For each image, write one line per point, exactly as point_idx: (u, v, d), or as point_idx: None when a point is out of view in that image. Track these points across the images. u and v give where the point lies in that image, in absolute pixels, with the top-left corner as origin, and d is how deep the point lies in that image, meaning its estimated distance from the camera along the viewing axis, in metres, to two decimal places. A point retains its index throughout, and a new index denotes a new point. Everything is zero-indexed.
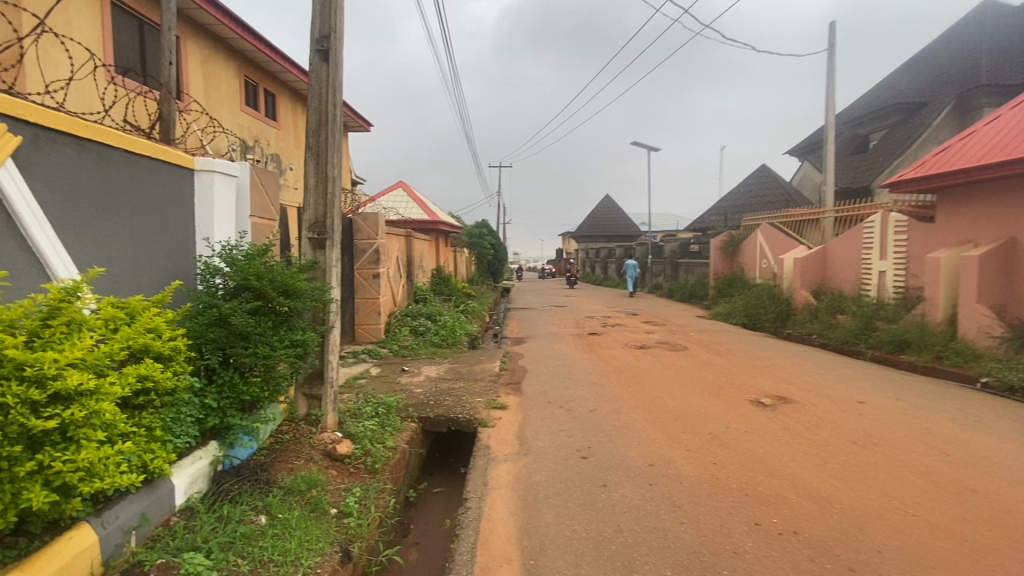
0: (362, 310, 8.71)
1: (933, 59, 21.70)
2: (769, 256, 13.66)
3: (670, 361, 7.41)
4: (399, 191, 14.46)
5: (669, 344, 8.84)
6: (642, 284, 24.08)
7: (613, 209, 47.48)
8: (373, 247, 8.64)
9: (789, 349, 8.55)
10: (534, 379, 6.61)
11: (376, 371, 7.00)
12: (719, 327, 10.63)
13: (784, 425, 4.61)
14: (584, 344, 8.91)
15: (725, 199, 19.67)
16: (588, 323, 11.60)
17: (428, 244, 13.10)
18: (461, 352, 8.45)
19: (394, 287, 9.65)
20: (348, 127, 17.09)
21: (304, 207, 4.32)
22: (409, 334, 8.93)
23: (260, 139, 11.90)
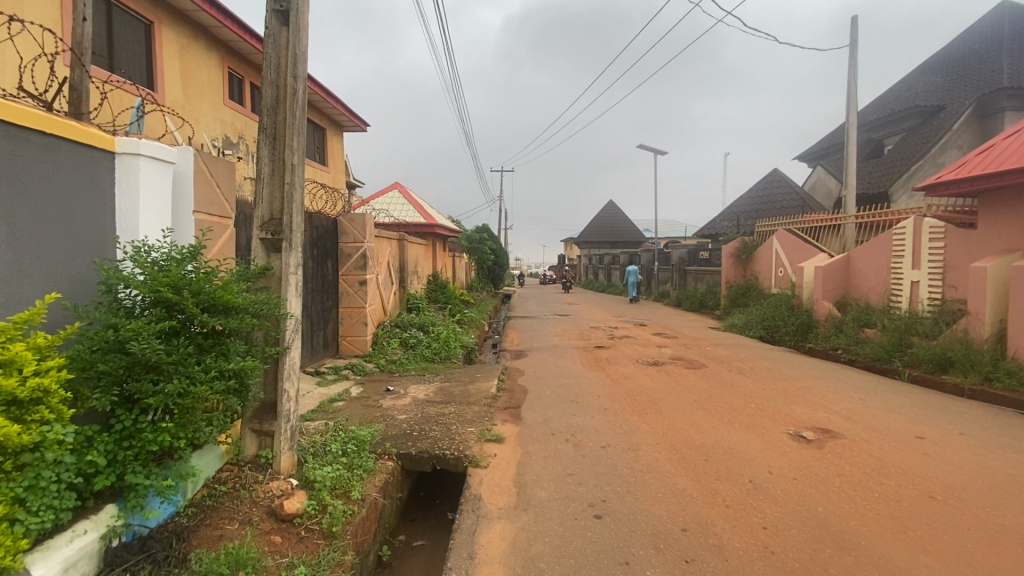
0: (347, 320, 7.91)
1: (949, 63, 20.99)
2: (786, 263, 12.85)
3: (688, 383, 6.59)
4: (394, 193, 13.70)
5: (684, 361, 8.02)
6: (648, 292, 23.24)
7: (616, 215, 46.78)
8: (359, 251, 7.85)
9: (818, 368, 7.71)
10: (536, 402, 5.80)
11: (358, 391, 6.20)
12: (737, 341, 9.80)
13: (839, 471, 3.80)
14: (591, 360, 8.09)
15: (735, 204, 18.88)
16: (594, 335, 10.78)
17: (423, 249, 12.32)
18: (456, 367, 7.64)
19: (383, 294, 8.85)
20: (343, 126, 16.39)
21: (257, 202, 3.55)
22: (398, 347, 8.13)
23: (246, 136, 11.15)
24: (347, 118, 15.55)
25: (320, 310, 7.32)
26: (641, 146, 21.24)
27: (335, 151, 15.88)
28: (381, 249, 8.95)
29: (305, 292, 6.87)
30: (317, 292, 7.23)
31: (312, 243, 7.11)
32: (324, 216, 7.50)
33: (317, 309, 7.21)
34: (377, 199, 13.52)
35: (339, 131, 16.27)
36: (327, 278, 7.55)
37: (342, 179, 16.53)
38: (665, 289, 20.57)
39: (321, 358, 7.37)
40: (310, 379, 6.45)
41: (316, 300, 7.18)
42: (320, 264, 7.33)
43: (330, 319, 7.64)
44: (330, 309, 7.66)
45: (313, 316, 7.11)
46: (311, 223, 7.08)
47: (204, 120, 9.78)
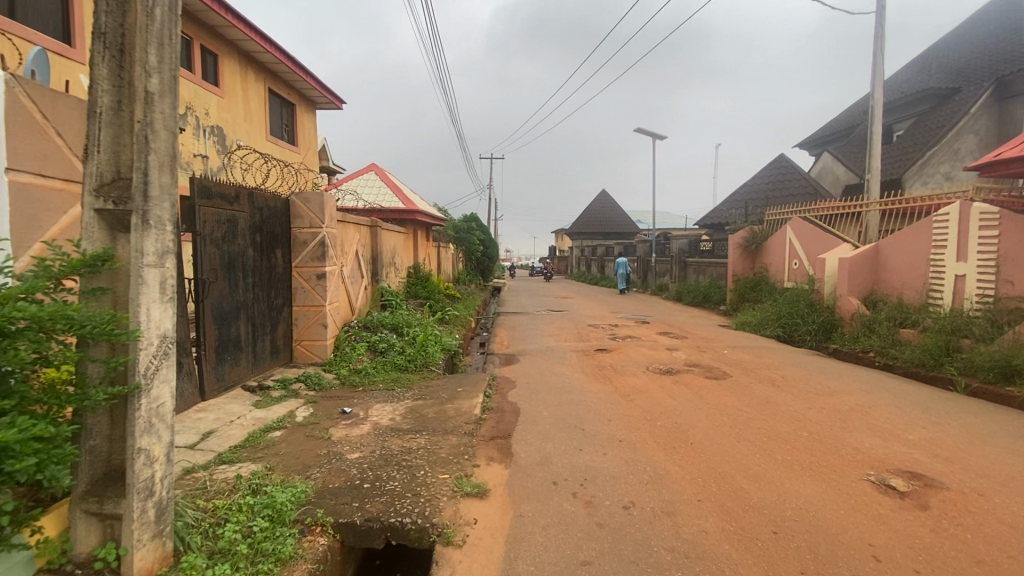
0: (304, 321, 6.61)
1: (964, 44, 19.93)
2: (801, 255, 11.70)
3: (718, 399, 5.37)
4: (370, 175, 12.34)
5: (704, 368, 6.82)
6: (644, 285, 22.09)
7: (609, 206, 45.59)
8: (317, 239, 6.55)
9: (861, 376, 6.58)
10: (530, 429, 4.58)
11: (306, 414, 4.91)
12: (756, 343, 8.63)
13: (974, 557, 2.63)
14: (594, 367, 6.85)
15: (739, 192, 17.73)
16: (593, 334, 9.57)
17: (402, 238, 11.02)
18: (434, 378, 6.36)
19: (349, 289, 7.54)
20: (317, 104, 14.94)
21: (90, 153, 2.22)
22: (366, 353, 6.83)
23: (195, 107, 9.72)
24: (320, 93, 14.09)
25: (267, 309, 6.02)
26: (639, 129, 20.01)
27: (306, 130, 14.42)
28: (347, 237, 7.65)
29: (245, 287, 5.55)
30: (263, 288, 5.92)
31: (255, 226, 5.78)
32: (272, 195, 6.16)
33: (261, 309, 5.91)
34: (351, 181, 12.13)
35: (312, 109, 14.81)
36: (276, 271, 6.24)
37: (315, 161, 15.10)
38: (664, 283, 19.41)
39: (269, 369, 6.07)
40: (247, 399, 5.14)
41: (260, 297, 5.89)
42: (265, 253, 6.01)
43: (281, 320, 6.33)
44: (281, 308, 6.34)
45: (257, 317, 5.81)
46: (254, 202, 5.76)
47: None
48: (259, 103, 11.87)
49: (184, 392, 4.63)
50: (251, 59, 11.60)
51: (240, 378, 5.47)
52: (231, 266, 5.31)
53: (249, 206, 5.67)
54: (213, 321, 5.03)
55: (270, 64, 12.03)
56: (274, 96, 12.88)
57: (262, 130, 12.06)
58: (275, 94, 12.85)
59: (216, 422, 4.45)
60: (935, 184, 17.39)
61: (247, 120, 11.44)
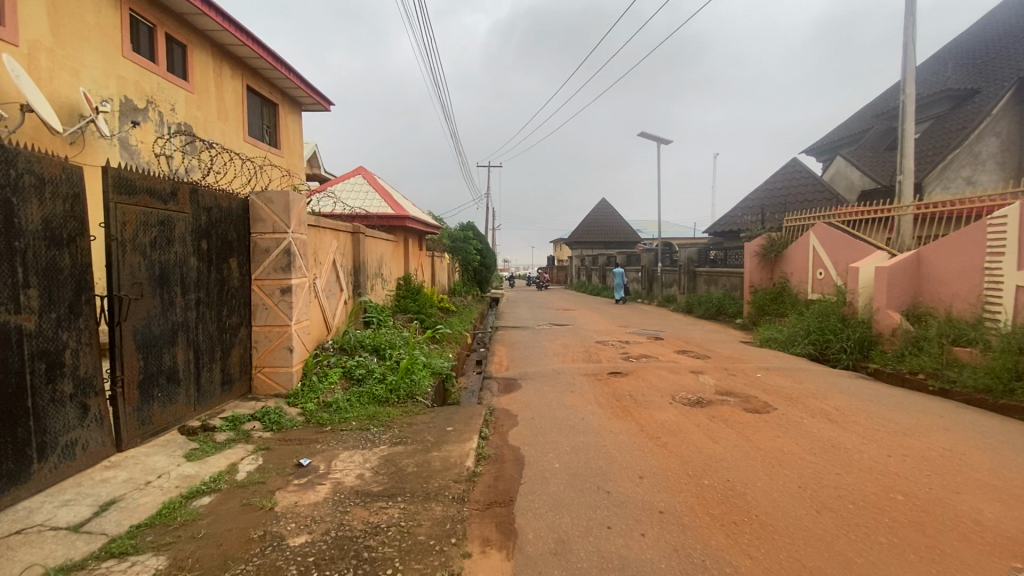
0: (265, 344, 5.56)
1: (979, 45, 19.19)
2: (826, 263, 10.70)
3: (768, 443, 4.32)
4: (357, 179, 11.37)
5: (739, 398, 5.77)
6: (650, 296, 21.07)
7: (609, 215, 44.69)
8: (281, 247, 5.52)
9: (927, 406, 5.53)
10: (538, 490, 3.53)
11: (251, 469, 3.84)
12: (789, 363, 7.59)
13: None
14: (609, 397, 5.80)
15: (751, 197, 16.81)
16: (603, 353, 8.53)
17: (390, 246, 10.02)
18: (420, 413, 5.29)
19: (323, 305, 6.52)
20: (303, 104, 14.02)
21: None
22: (340, 381, 5.78)
23: (159, 102, 8.75)
24: (304, 92, 13.13)
25: (216, 331, 4.97)
26: (644, 133, 19.09)
27: (290, 132, 13.42)
28: (321, 244, 6.64)
29: (184, 306, 4.51)
30: (210, 305, 4.88)
31: (200, 230, 4.75)
32: (224, 193, 5.14)
33: (208, 331, 4.85)
34: (336, 185, 11.15)
35: (297, 110, 13.85)
36: (228, 285, 5.20)
37: (299, 165, 14.16)
38: (672, 294, 18.36)
39: (218, 405, 5.01)
40: (177, 448, 4.07)
41: (207, 317, 4.84)
42: (215, 263, 4.97)
43: (235, 344, 5.28)
44: (235, 329, 5.29)
45: (202, 341, 4.76)
46: (199, 201, 4.74)
47: (89, 73, 7.38)
48: (235, 101, 10.89)
49: (89, 444, 3.58)
50: (228, 53, 10.64)
51: (176, 418, 4.41)
52: (164, 279, 4.27)
53: (192, 206, 4.64)
54: (136, 350, 3.98)
55: (248, 59, 11.09)
56: (254, 94, 11.92)
57: (239, 131, 11.06)
58: (255, 92, 11.89)
59: (124, 487, 3.38)
60: (957, 189, 16.47)
61: (221, 119, 10.45)
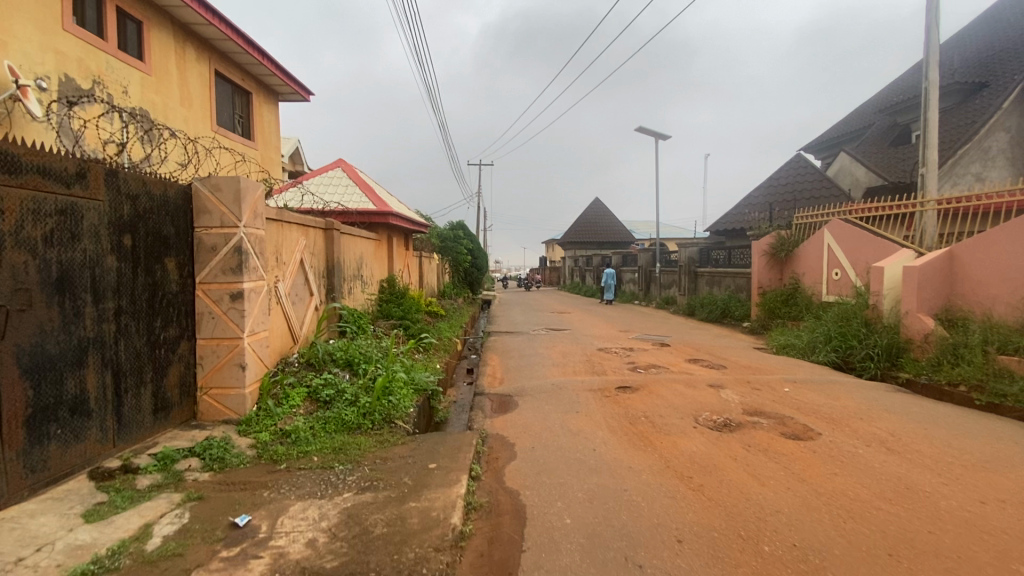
0: (211, 361, 4.65)
1: (984, 39, 18.63)
2: (842, 263, 9.94)
3: (827, 486, 3.49)
4: (336, 172, 10.45)
5: (774, 420, 4.93)
6: (647, 298, 20.29)
7: (603, 215, 43.94)
8: (231, 243, 4.62)
9: (994, 428, 4.73)
10: (548, 564, 2.65)
11: (169, 533, 2.94)
12: (816, 375, 6.78)
13: None
14: (622, 419, 4.94)
15: (753, 194, 16.08)
16: (607, 362, 7.69)
17: (371, 245, 9.11)
18: (397, 445, 4.39)
19: (286, 312, 5.62)
20: (281, 94, 13.08)
21: None
22: (304, 404, 4.87)
23: (107, 83, 7.81)
24: (281, 80, 12.17)
25: (146, 348, 4.05)
26: (641, 128, 18.32)
27: (265, 123, 12.45)
28: (285, 242, 5.73)
29: (96, 317, 3.59)
30: (138, 316, 3.96)
31: (122, 223, 3.83)
32: (156, 178, 4.21)
33: (134, 347, 3.93)
34: (313, 179, 10.22)
35: (274, 99, 12.88)
36: (164, 291, 4.28)
37: (276, 160, 13.21)
38: (672, 296, 17.59)
39: (149, 437, 4.10)
40: (77, 504, 3.17)
41: (133, 330, 3.92)
42: (144, 263, 4.05)
43: (173, 362, 4.37)
44: (173, 344, 4.38)
45: (125, 362, 3.84)
46: (120, 186, 3.82)
47: (19, 47, 6.46)
48: (201, 86, 9.94)
49: None
50: (193, 34, 9.70)
51: (84, 459, 3.51)
52: (65, 284, 3.36)
53: (109, 192, 3.72)
54: (22, 377, 3.07)
55: (216, 41, 10.13)
56: (224, 80, 10.96)
57: (205, 119, 10.12)
58: (225, 79, 10.94)
59: None
60: (966, 185, 15.81)
61: (184, 106, 9.51)
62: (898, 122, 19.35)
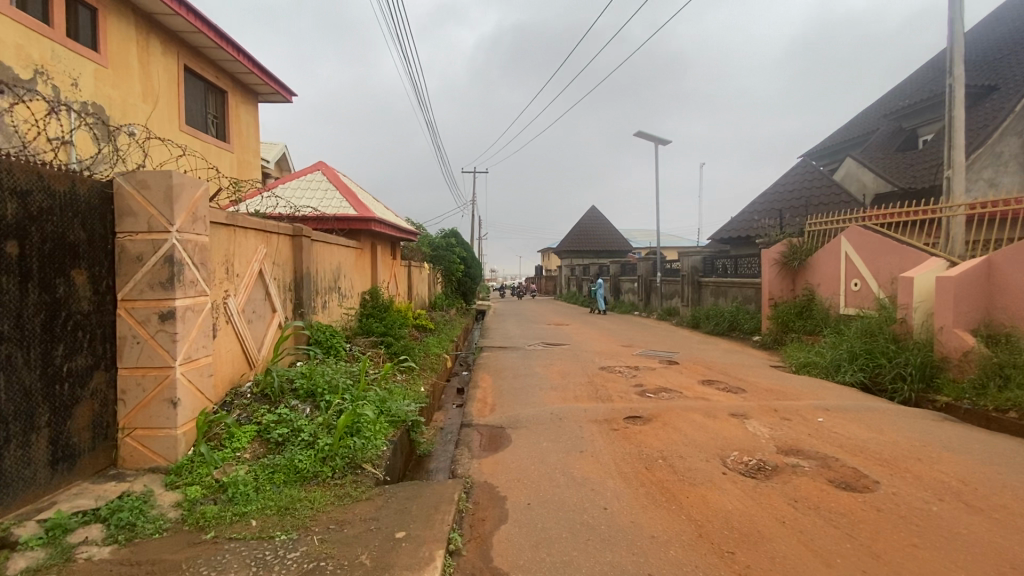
0: (135, 395, 3.81)
1: (992, 42, 18.08)
2: (862, 273, 9.20)
3: (912, 567, 2.68)
4: (315, 175, 9.67)
5: (817, 462, 4.13)
6: (648, 309, 19.53)
7: (600, 223, 43.32)
8: (160, 252, 3.80)
9: None
10: None
11: None
12: (849, 401, 5.99)
13: None
14: (635, 463, 4.12)
15: (758, 200, 15.40)
16: (612, 384, 6.88)
17: (350, 255, 8.29)
18: (360, 501, 3.55)
19: (240, 332, 4.81)
20: (261, 94, 12.33)
21: None
22: (252, 446, 4.04)
23: (52, 74, 7.01)
24: (259, 79, 11.41)
25: (41, 384, 3.22)
26: (641, 133, 17.67)
27: (243, 124, 11.66)
28: (240, 251, 4.92)
29: None
30: (28, 345, 3.13)
31: (4, 227, 3.01)
32: (60, 172, 3.40)
33: (21, 383, 3.10)
34: (289, 183, 9.43)
35: (252, 100, 12.12)
36: (71, 311, 3.46)
37: (255, 163, 12.41)
38: (674, 307, 16.86)
39: (44, 497, 3.26)
40: None
41: (20, 363, 3.09)
42: (39, 278, 3.23)
43: (82, 399, 3.53)
44: (83, 377, 3.55)
45: (6, 404, 3.00)
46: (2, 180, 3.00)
47: None
48: (167, 83, 9.15)
49: None
50: (159, 25, 8.93)
51: None
52: None
53: None
54: None
55: (185, 34, 9.35)
56: (195, 77, 10.18)
57: (172, 118, 9.32)
58: (196, 76, 10.17)
59: None
60: (978, 191, 15.17)
61: (147, 103, 8.72)
62: (904, 127, 18.77)
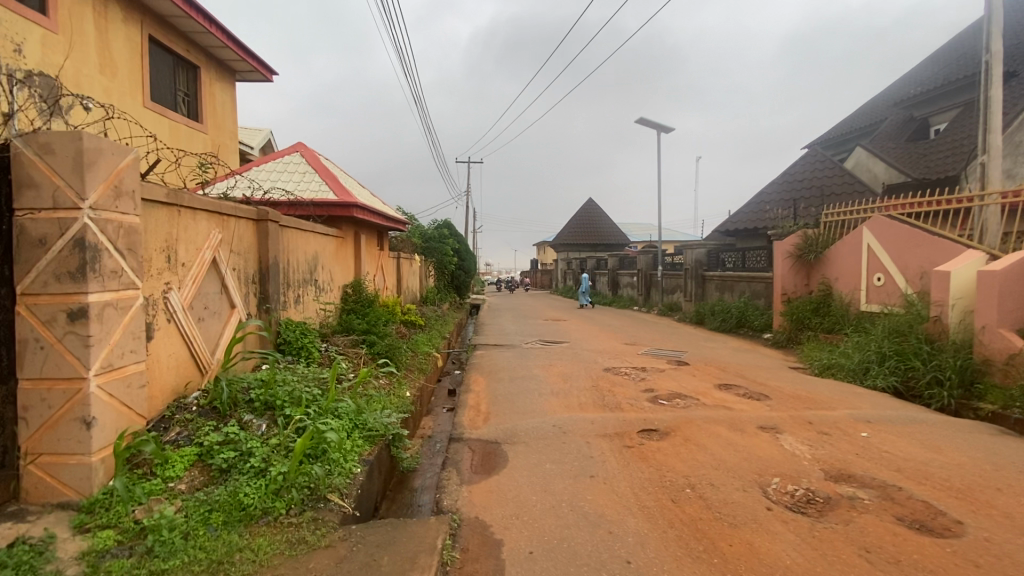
0: (38, 413, 3.04)
1: (1008, 28, 17.42)
2: (886, 267, 8.51)
3: None
4: (294, 157, 8.86)
5: (877, 494, 3.43)
6: (648, 303, 18.85)
7: (597, 215, 42.60)
8: (65, 235, 3.02)
9: None
10: None
11: None
12: (889, 411, 5.30)
13: None
14: (658, 493, 3.40)
15: (766, 191, 14.71)
16: (620, 389, 6.16)
17: (330, 244, 7.51)
18: (318, 551, 2.80)
19: (186, 333, 4.04)
20: (239, 71, 11.47)
21: None
22: (190, 474, 3.28)
23: None
24: (235, 54, 10.55)
25: None
26: (643, 119, 16.89)
27: (218, 104, 10.80)
28: (187, 236, 4.14)
29: None
30: None
31: None
32: None
33: None
34: (265, 165, 8.61)
35: (229, 78, 11.27)
36: None
37: (231, 146, 11.56)
38: (677, 302, 16.18)
39: None
40: None
41: None
42: None
43: None
44: None
45: None
46: None
47: None
48: (128, 53, 8.29)
49: None
50: None
51: None
52: None
53: None
54: None
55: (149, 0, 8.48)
56: (163, 50, 9.31)
57: (134, 93, 8.46)
58: (165, 48, 9.31)
59: None
60: None
61: (105, 75, 7.86)
62: (915, 116, 18.16)
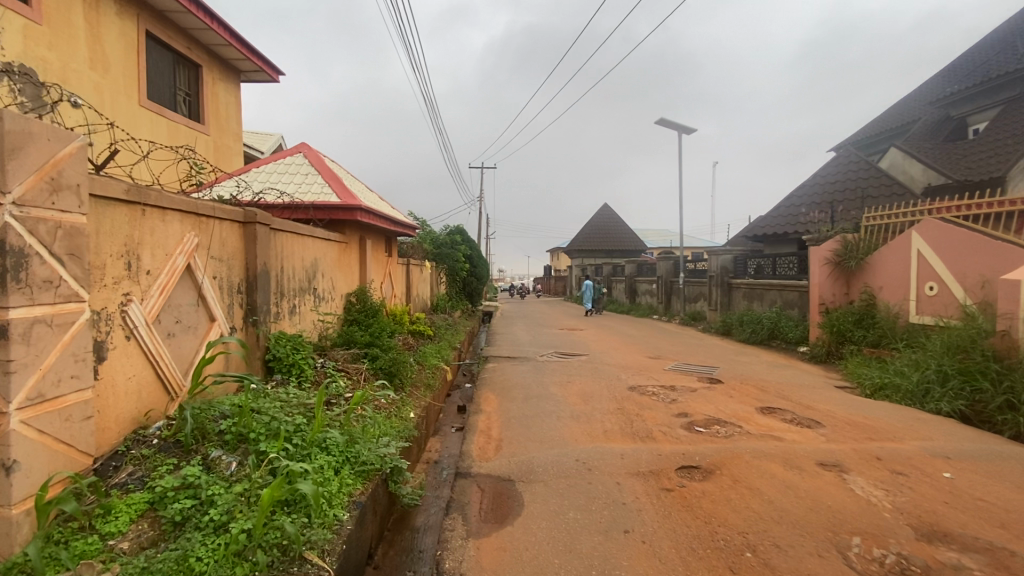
0: None
1: None
2: (941, 275, 7.71)
3: None
4: (296, 158, 8.35)
5: (990, 563, 2.71)
6: (669, 312, 18.07)
7: (614, 221, 41.82)
8: None
9: None
10: None
11: None
12: (966, 443, 4.55)
13: None
14: (711, 560, 2.72)
15: (796, 194, 13.90)
16: (650, 413, 5.46)
17: (331, 250, 6.95)
18: None
19: (150, 352, 3.48)
20: (243, 71, 11.06)
21: None
22: (138, 527, 2.70)
23: None
24: (239, 53, 10.14)
25: None
26: (663, 120, 16.19)
27: (221, 104, 10.38)
28: (154, 239, 3.58)
29: None
30: None
31: None
32: None
33: None
34: (266, 166, 8.12)
35: (233, 78, 10.87)
36: None
37: (235, 148, 11.15)
38: (700, 311, 15.40)
39: None
40: None
41: None
42: None
43: None
44: None
45: None
46: None
47: None
48: (123, 49, 7.88)
49: None
50: None
51: None
52: None
53: None
54: None
55: None
56: (162, 47, 8.92)
57: (129, 91, 8.05)
58: (164, 45, 8.92)
59: None
60: None
61: (96, 71, 7.45)
62: (953, 115, 17.23)
